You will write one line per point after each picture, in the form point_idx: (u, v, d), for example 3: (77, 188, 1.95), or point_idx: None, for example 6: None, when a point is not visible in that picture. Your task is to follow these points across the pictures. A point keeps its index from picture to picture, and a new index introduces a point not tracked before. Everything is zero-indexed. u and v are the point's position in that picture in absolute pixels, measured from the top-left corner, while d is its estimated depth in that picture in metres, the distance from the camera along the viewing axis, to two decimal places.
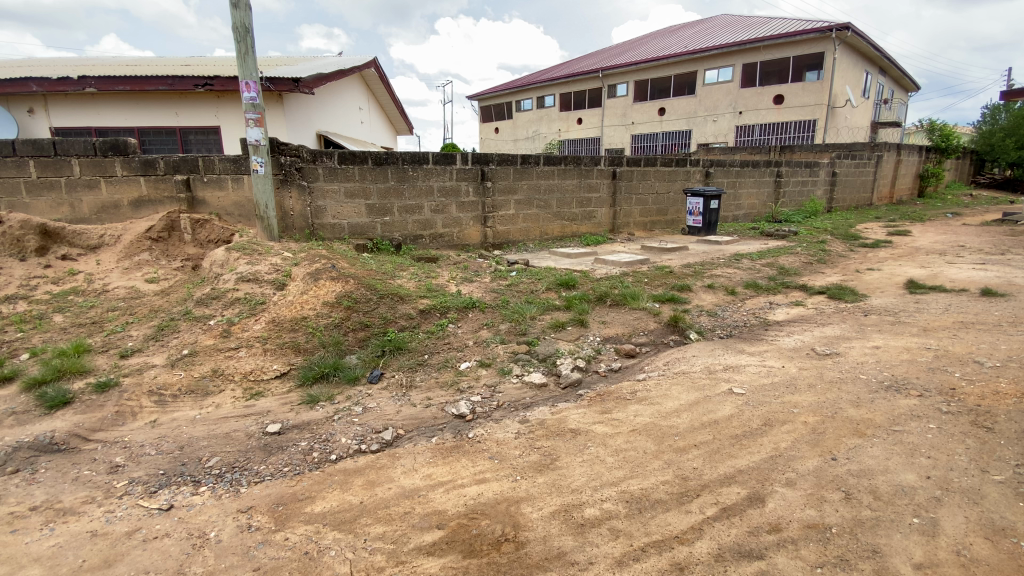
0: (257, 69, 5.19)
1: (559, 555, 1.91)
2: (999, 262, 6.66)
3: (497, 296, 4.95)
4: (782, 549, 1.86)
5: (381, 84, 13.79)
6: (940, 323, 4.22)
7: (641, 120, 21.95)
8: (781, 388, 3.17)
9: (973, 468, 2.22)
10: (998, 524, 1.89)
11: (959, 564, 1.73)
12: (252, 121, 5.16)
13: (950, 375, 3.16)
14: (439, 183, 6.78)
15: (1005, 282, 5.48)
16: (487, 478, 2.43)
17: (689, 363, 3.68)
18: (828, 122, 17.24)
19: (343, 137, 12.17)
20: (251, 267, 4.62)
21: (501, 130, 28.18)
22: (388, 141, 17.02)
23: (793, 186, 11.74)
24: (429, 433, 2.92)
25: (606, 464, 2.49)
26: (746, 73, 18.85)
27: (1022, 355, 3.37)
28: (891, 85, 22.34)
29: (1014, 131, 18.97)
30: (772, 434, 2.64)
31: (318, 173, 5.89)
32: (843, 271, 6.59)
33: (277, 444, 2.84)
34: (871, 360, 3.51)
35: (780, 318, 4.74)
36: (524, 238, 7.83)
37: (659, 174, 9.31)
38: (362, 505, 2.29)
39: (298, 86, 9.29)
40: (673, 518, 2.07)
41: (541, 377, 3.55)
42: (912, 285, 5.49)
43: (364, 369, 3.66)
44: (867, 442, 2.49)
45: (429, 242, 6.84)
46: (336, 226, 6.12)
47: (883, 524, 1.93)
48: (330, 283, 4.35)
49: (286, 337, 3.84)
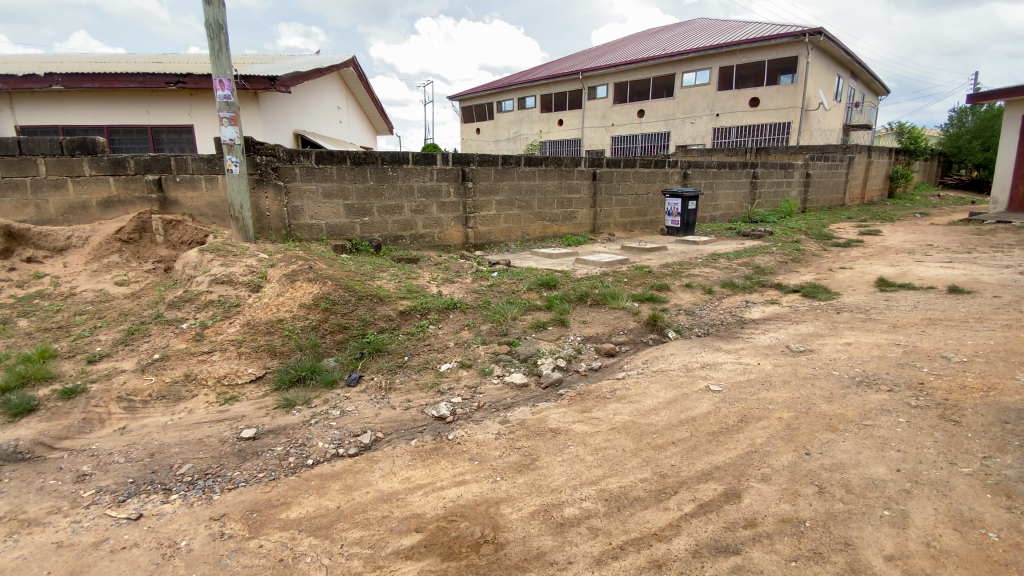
0: (231, 66, 5.08)
1: (538, 555, 1.91)
2: (965, 260, 6.89)
3: (478, 297, 4.94)
4: (757, 544, 1.88)
5: (360, 84, 13.65)
6: (909, 320, 4.33)
7: (620, 122, 22.16)
8: (756, 385, 3.22)
9: (941, 461, 2.28)
10: (966, 515, 1.94)
11: (928, 556, 1.77)
12: (226, 119, 5.04)
13: (919, 370, 3.25)
14: (419, 183, 6.72)
15: (971, 280, 5.66)
16: (467, 480, 2.41)
17: (667, 362, 3.72)
18: (802, 125, 17.65)
19: (321, 137, 12.01)
20: (225, 269, 4.51)
21: (482, 130, 28.11)
22: (368, 141, 16.85)
23: (768, 186, 11.98)
24: (409, 436, 2.89)
25: (586, 462, 2.50)
26: (722, 76, 19.18)
27: (987, 350, 3.48)
28: (862, 89, 22.97)
29: (980, 133, 19.92)
30: (748, 430, 2.68)
31: (295, 173, 5.79)
32: (817, 270, 6.73)
33: (252, 450, 2.77)
34: (843, 356, 3.59)
35: (755, 316, 4.82)
36: (505, 238, 7.82)
37: (638, 175, 9.40)
38: (339, 510, 2.24)
39: (274, 85, 9.14)
40: (652, 516, 2.08)
41: (521, 377, 3.54)
42: (883, 283, 5.64)
43: (342, 372, 3.60)
44: (839, 437, 2.54)
45: (410, 242, 6.78)
46: (314, 227, 6.02)
47: (855, 517, 1.97)
48: (307, 284, 4.27)
49: (262, 340, 3.75)
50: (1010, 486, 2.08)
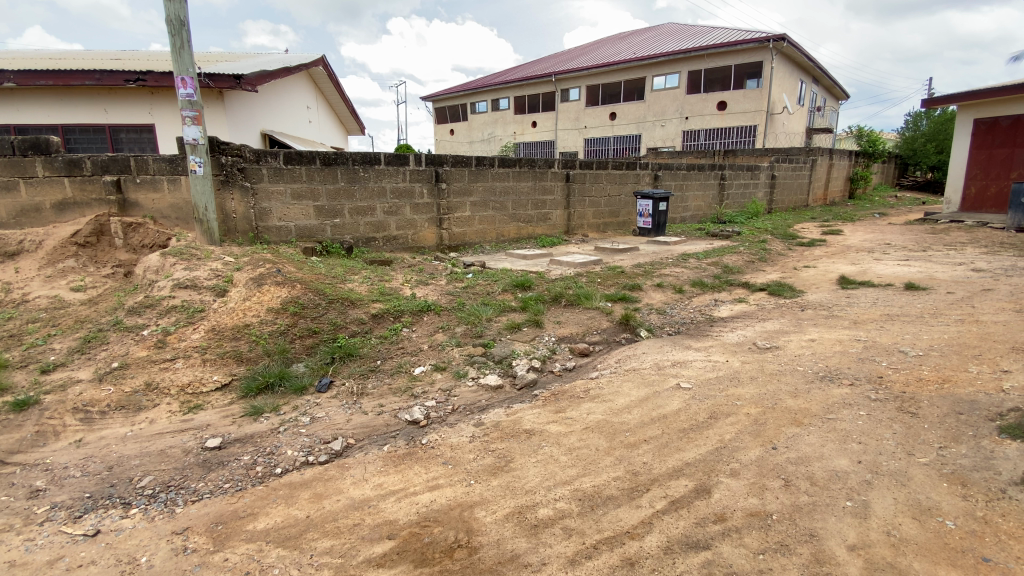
0: (193, 63, 4.92)
1: (512, 558, 1.90)
2: (920, 258, 7.21)
3: (453, 298, 4.90)
4: (726, 538, 1.92)
5: (330, 83, 13.42)
6: (869, 316, 4.49)
7: (593, 124, 22.43)
8: (725, 381, 3.29)
9: (899, 452, 2.37)
10: (924, 504, 2.02)
11: (889, 545, 1.83)
12: (189, 118, 4.89)
13: (878, 364, 3.38)
14: (392, 184, 6.64)
15: (926, 277, 5.92)
16: (440, 484, 2.38)
17: (639, 360, 3.76)
18: (768, 128, 18.19)
19: (290, 137, 11.75)
20: (189, 274, 4.36)
21: (456, 131, 27.94)
22: (339, 142, 16.61)
23: (736, 188, 12.28)
24: (381, 441, 2.84)
25: (560, 463, 2.50)
26: (691, 80, 19.62)
27: (941, 344, 3.63)
28: (823, 94, 23.81)
29: (934, 136, 20.94)
30: (717, 427, 2.73)
31: (262, 173, 5.64)
32: (782, 268, 6.94)
33: (217, 460, 2.68)
34: (807, 352, 3.70)
35: (724, 314, 4.92)
36: (480, 240, 7.79)
37: (611, 177, 9.50)
38: (308, 520, 2.18)
39: (240, 84, 8.89)
40: (624, 514, 2.10)
41: (496, 378, 3.53)
42: (844, 281, 5.85)
43: (312, 378, 3.52)
44: (804, 430, 2.61)
45: (382, 244, 6.68)
46: (282, 229, 5.87)
47: (819, 508, 2.03)
48: (275, 288, 4.17)
49: (227, 346, 3.64)
50: (964, 475, 2.17)
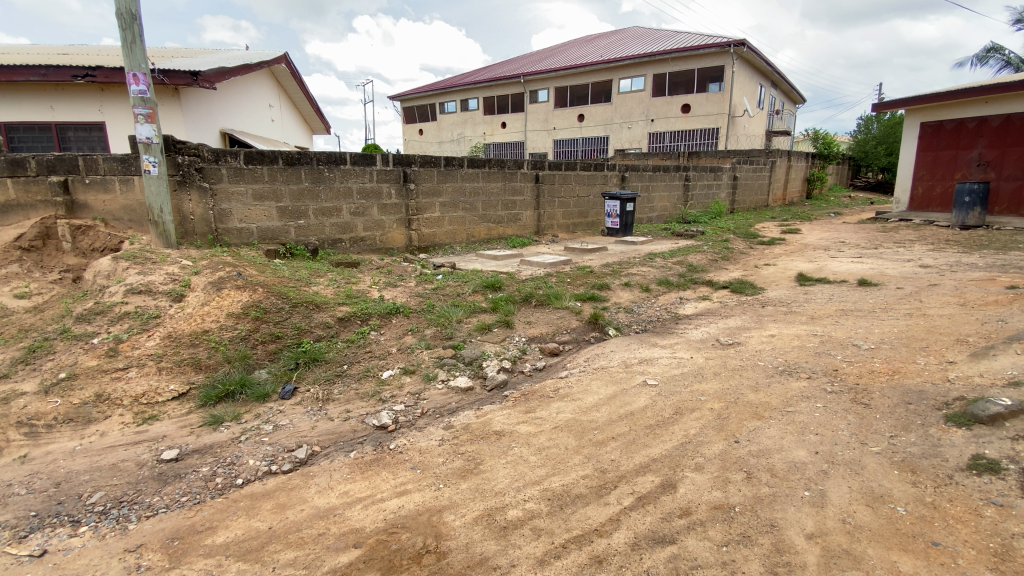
0: (146, 59, 4.72)
1: (481, 561, 1.88)
2: (872, 256, 7.55)
3: (422, 300, 4.85)
4: (691, 532, 1.95)
5: (293, 81, 13.10)
6: (825, 311, 4.68)
7: (562, 126, 22.63)
8: (690, 377, 3.37)
9: (853, 442, 2.47)
10: (877, 491, 2.11)
11: (845, 532, 1.90)
12: (141, 116, 4.68)
13: (833, 358, 3.51)
14: (358, 184, 6.51)
15: (877, 274, 6.20)
16: (408, 490, 2.34)
17: (607, 359, 3.80)
18: (730, 131, 18.74)
19: (251, 136, 11.42)
20: (143, 278, 4.16)
21: (424, 131, 27.63)
22: (304, 142, 16.22)
23: (700, 188, 12.59)
24: (348, 448, 2.77)
25: (529, 463, 2.50)
26: (657, 83, 20.03)
27: (892, 337, 3.81)
28: (782, 98, 24.70)
29: (884, 139, 21.97)
30: (682, 422, 2.78)
31: (221, 173, 5.45)
32: (744, 267, 7.15)
33: (174, 472, 2.56)
34: (767, 348, 3.82)
35: (688, 312, 5.04)
36: (450, 240, 7.74)
37: (579, 178, 9.58)
38: (270, 531, 2.11)
39: (197, 81, 8.56)
40: (593, 512, 2.11)
41: (466, 380, 3.50)
42: (802, 278, 6.07)
43: (275, 385, 3.41)
44: (765, 424, 2.69)
45: (349, 246, 6.55)
46: (243, 231, 5.68)
47: (779, 499, 2.09)
48: (235, 292, 4.03)
49: (185, 354, 3.49)
50: (914, 462, 2.27)
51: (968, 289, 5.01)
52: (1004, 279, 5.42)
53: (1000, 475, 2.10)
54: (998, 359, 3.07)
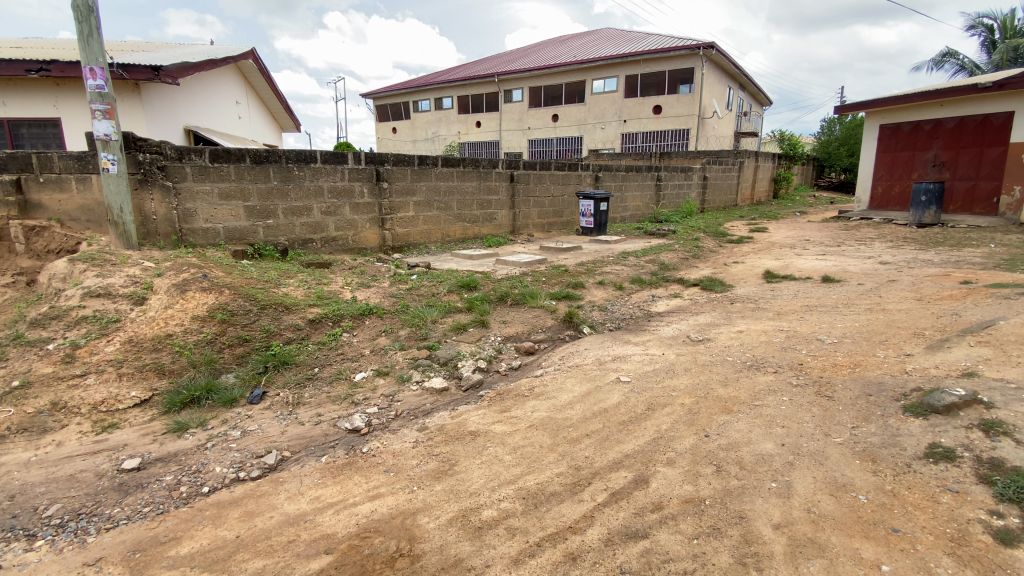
0: (103, 53, 4.53)
1: (456, 562, 1.87)
2: (835, 253, 7.82)
3: (396, 301, 4.79)
4: (663, 526, 1.98)
5: (261, 77, 12.76)
6: (790, 307, 4.83)
7: (536, 125, 22.69)
8: (661, 373, 3.42)
9: (818, 433, 2.55)
10: (840, 481, 2.18)
11: (809, 521, 1.96)
12: (99, 112, 4.49)
13: (799, 352, 3.62)
14: (329, 183, 6.39)
15: (840, 270, 6.42)
16: (381, 493, 2.31)
17: (582, 357, 3.83)
18: (700, 132, 19.14)
19: (218, 134, 11.10)
20: (102, 281, 3.98)
21: (398, 129, 27.28)
22: (273, 140, 15.82)
23: (671, 188, 12.81)
24: (319, 452, 2.72)
25: (504, 462, 2.50)
26: (629, 83, 20.31)
27: (853, 332, 3.95)
28: (749, 100, 25.35)
29: (846, 141, 22.77)
30: (654, 418, 2.82)
31: (185, 172, 5.28)
32: (714, 265, 7.30)
33: (135, 482, 2.47)
34: (736, 343, 3.91)
35: (660, 309, 5.12)
36: (425, 240, 7.67)
37: (554, 178, 9.64)
38: (238, 540, 2.05)
39: (159, 76, 8.24)
40: (567, 509, 2.12)
41: (441, 381, 3.47)
42: (769, 275, 6.23)
43: (243, 390, 3.31)
44: (733, 418, 2.75)
45: (321, 246, 6.42)
46: (209, 231, 5.51)
47: (748, 491, 2.14)
48: (200, 294, 3.90)
49: (147, 359, 3.37)
50: (874, 451, 2.36)
51: (925, 285, 5.23)
52: (957, 274, 5.68)
53: (955, 463, 2.19)
54: (952, 351, 3.22)
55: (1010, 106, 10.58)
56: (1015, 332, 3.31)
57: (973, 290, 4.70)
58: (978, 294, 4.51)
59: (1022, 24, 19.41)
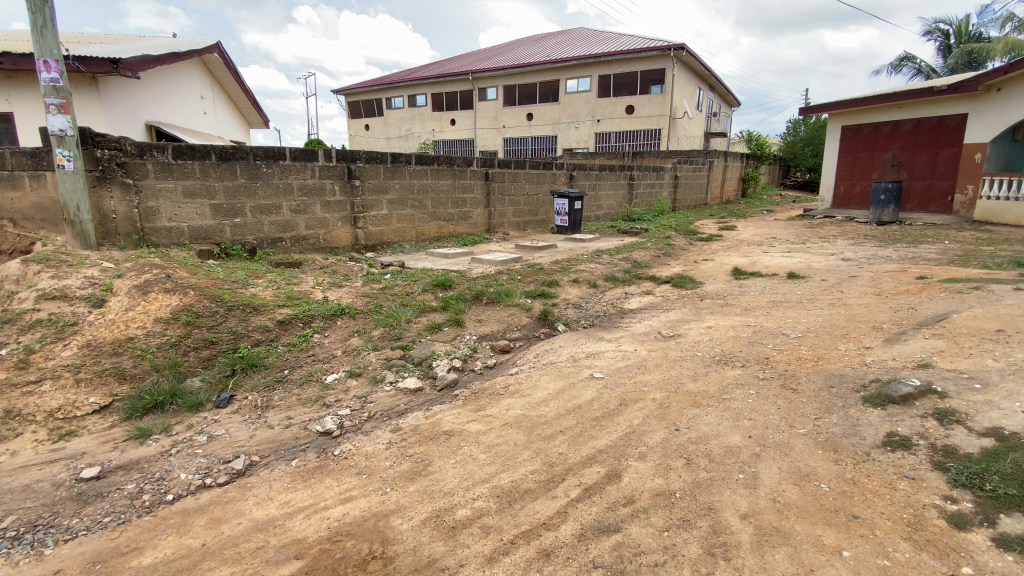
0: (59, 45, 4.33)
1: (429, 563, 1.86)
2: (799, 250, 8.08)
3: (369, 301, 4.72)
4: (635, 519, 2.01)
5: (227, 72, 12.38)
6: (758, 303, 4.96)
7: (511, 123, 22.65)
8: (633, 369, 3.47)
9: (783, 425, 2.63)
10: (804, 470, 2.25)
11: (775, 510, 2.01)
12: (53, 106, 4.28)
13: (765, 347, 3.73)
14: (299, 180, 6.24)
15: (804, 267, 6.64)
16: (353, 496, 2.27)
17: (556, 354, 3.85)
18: (671, 132, 19.48)
19: (181, 129, 10.72)
20: (57, 282, 3.81)
21: (371, 126, 26.86)
22: (240, 136, 15.36)
23: (644, 187, 12.99)
24: (289, 456, 2.66)
25: (478, 461, 2.49)
26: (602, 83, 20.52)
27: (816, 326, 4.09)
28: (719, 101, 25.93)
29: (810, 141, 23.51)
30: (626, 413, 2.86)
31: (147, 169, 5.09)
32: (685, 262, 7.45)
33: (95, 491, 2.37)
34: (705, 339, 4.00)
35: (633, 306, 5.19)
36: (399, 239, 7.59)
37: (528, 176, 9.66)
38: (204, 548, 1.99)
39: (118, 69, 7.89)
40: (541, 506, 2.13)
41: (416, 381, 3.44)
42: (738, 272, 6.39)
43: (209, 394, 3.22)
44: (703, 411, 2.81)
45: (291, 245, 6.28)
46: (173, 230, 5.33)
47: (716, 483, 2.19)
48: (163, 296, 3.77)
49: (107, 363, 3.23)
50: (836, 441, 2.45)
51: (883, 280, 5.44)
52: (913, 270, 5.94)
53: (911, 451, 2.29)
54: (908, 344, 3.36)
55: (963, 108, 11.06)
56: (966, 325, 3.47)
57: (928, 284, 4.92)
58: (933, 289, 4.71)
59: (975, 30, 20.33)
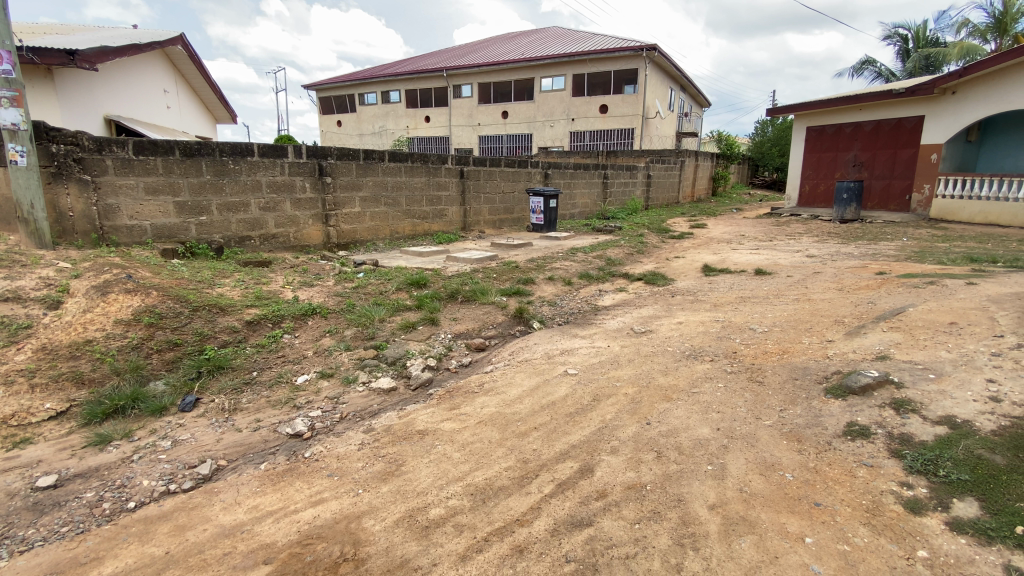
0: (11, 35, 4.15)
1: (402, 563, 1.84)
2: (767, 247, 8.31)
3: (341, 300, 4.65)
4: (607, 513, 2.04)
5: (191, 64, 11.97)
6: (726, 299, 5.09)
7: (486, 121, 22.57)
8: (606, 365, 3.51)
9: (750, 417, 2.70)
10: (769, 460, 2.32)
11: (741, 499, 2.07)
12: (5, 99, 4.08)
13: (733, 341, 3.82)
14: (268, 177, 6.09)
15: (771, 263, 6.84)
16: (325, 498, 2.24)
17: (531, 351, 3.87)
18: (644, 131, 19.77)
19: (142, 124, 10.33)
20: (8, 283, 3.62)
21: (344, 122, 26.40)
22: (207, 131, 14.90)
23: (617, 186, 13.13)
24: (258, 460, 2.60)
25: (452, 460, 2.48)
26: (576, 82, 20.65)
27: (782, 320, 4.21)
28: (690, 101, 26.42)
29: (778, 141, 24.18)
30: (599, 408, 2.90)
31: (106, 165, 4.89)
32: (657, 259, 7.59)
33: (52, 501, 2.27)
34: (676, 334, 4.08)
35: (607, 303, 5.26)
36: (373, 237, 7.50)
37: (504, 174, 9.67)
38: (168, 556, 1.93)
39: (75, 61, 7.51)
40: (515, 502, 2.14)
41: (389, 381, 3.41)
42: (708, 269, 6.54)
43: (174, 397, 3.12)
44: (673, 405, 2.87)
45: (259, 244, 6.12)
46: (135, 228, 5.14)
47: (686, 475, 2.24)
48: (124, 296, 3.64)
49: (64, 367, 3.09)
50: (799, 432, 2.53)
51: (845, 276, 5.64)
52: (873, 266, 6.17)
53: (870, 440, 2.39)
54: (868, 337, 3.50)
55: (919, 110, 11.52)
56: (921, 318, 3.63)
57: (887, 280, 5.12)
58: (891, 284, 4.91)
59: (932, 35, 21.20)
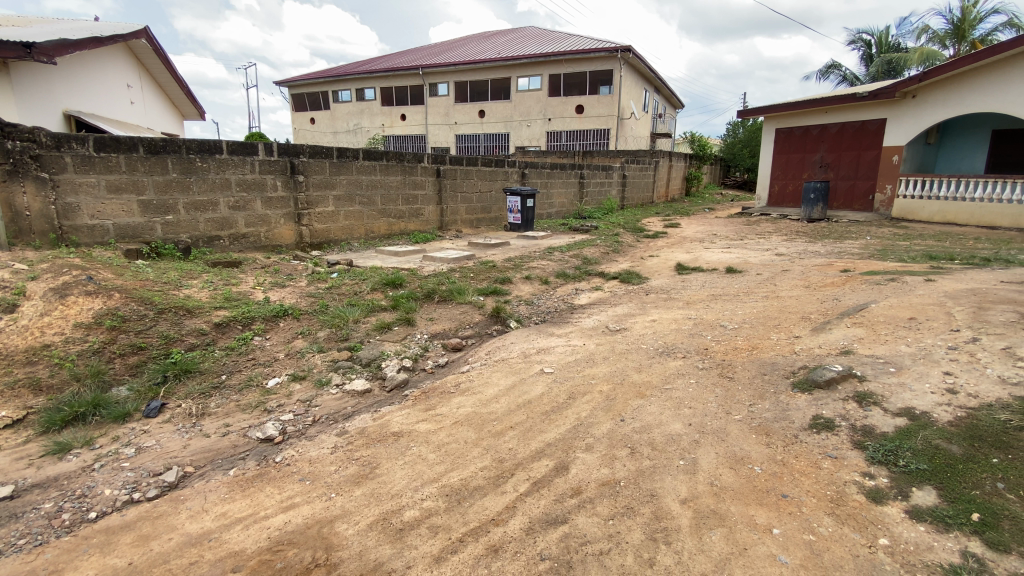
0: None
1: (375, 567, 1.82)
2: (738, 246, 8.51)
3: (314, 301, 4.57)
4: (582, 510, 2.06)
5: (156, 58, 11.58)
6: (699, 296, 5.19)
7: (463, 120, 22.47)
8: (582, 363, 3.54)
9: (720, 412, 2.76)
10: (739, 454, 2.38)
11: (712, 493, 2.12)
12: None
13: (705, 338, 3.90)
14: (237, 175, 5.94)
15: (742, 262, 7.00)
16: (296, 503, 2.20)
17: (507, 350, 3.88)
18: (619, 132, 20.00)
19: (105, 120, 9.95)
20: None
21: (317, 120, 25.95)
22: (173, 127, 14.41)
23: (593, 185, 13.25)
24: (227, 465, 2.54)
25: (427, 461, 2.47)
26: (553, 82, 20.75)
27: (752, 317, 4.32)
28: (664, 102, 26.84)
29: (749, 142, 24.74)
30: (574, 406, 2.92)
31: (64, 162, 4.69)
32: (632, 258, 7.68)
33: (6, 513, 2.17)
34: (650, 332, 4.13)
35: (583, 301, 5.30)
36: (347, 236, 7.39)
37: (480, 173, 9.64)
38: (131, 567, 1.87)
39: (31, 54, 7.16)
40: (490, 502, 2.14)
41: (363, 383, 3.36)
42: (681, 268, 6.65)
43: (138, 403, 3.02)
44: (646, 402, 2.91)
45: (229, 243, 5.96)
46: (96, 228, 4.96)
47: (658, 470, 2.28)
48: (84, 299, 3.50)
49: (19, 373, 2.96)
50: (768, 426, 2.60)
51: (812, 274, 5.81)
52: (839, 263, 6.37)
53: (834, 432, 2.47)
54: (833, 332, 3.61)
55: (881, 113, 11.94)
56: (883, 314, 3.77)
57: (851, 277, 5.29)
58: (855, 281, 5.08)
59: (893, 40, 21.97)
